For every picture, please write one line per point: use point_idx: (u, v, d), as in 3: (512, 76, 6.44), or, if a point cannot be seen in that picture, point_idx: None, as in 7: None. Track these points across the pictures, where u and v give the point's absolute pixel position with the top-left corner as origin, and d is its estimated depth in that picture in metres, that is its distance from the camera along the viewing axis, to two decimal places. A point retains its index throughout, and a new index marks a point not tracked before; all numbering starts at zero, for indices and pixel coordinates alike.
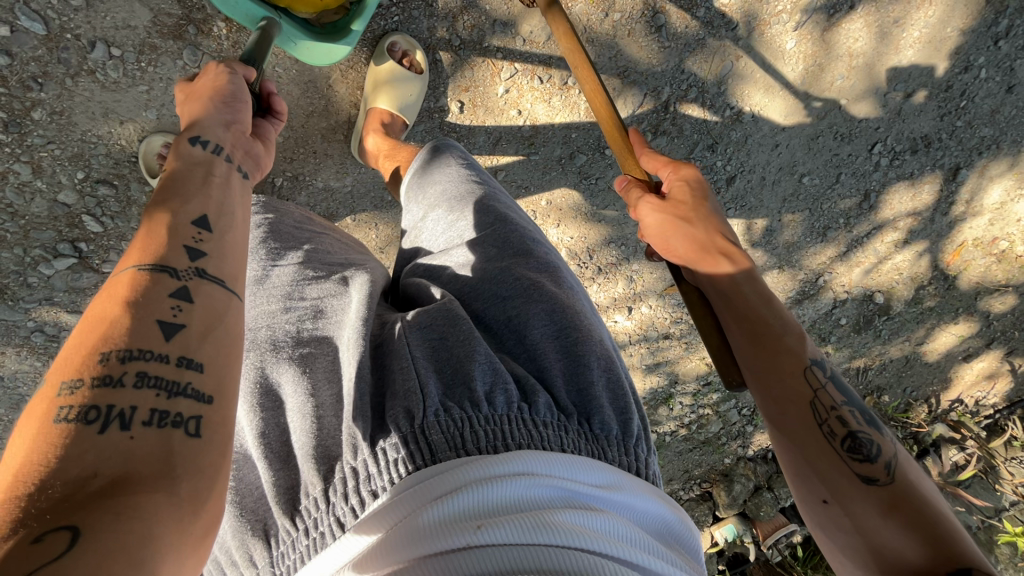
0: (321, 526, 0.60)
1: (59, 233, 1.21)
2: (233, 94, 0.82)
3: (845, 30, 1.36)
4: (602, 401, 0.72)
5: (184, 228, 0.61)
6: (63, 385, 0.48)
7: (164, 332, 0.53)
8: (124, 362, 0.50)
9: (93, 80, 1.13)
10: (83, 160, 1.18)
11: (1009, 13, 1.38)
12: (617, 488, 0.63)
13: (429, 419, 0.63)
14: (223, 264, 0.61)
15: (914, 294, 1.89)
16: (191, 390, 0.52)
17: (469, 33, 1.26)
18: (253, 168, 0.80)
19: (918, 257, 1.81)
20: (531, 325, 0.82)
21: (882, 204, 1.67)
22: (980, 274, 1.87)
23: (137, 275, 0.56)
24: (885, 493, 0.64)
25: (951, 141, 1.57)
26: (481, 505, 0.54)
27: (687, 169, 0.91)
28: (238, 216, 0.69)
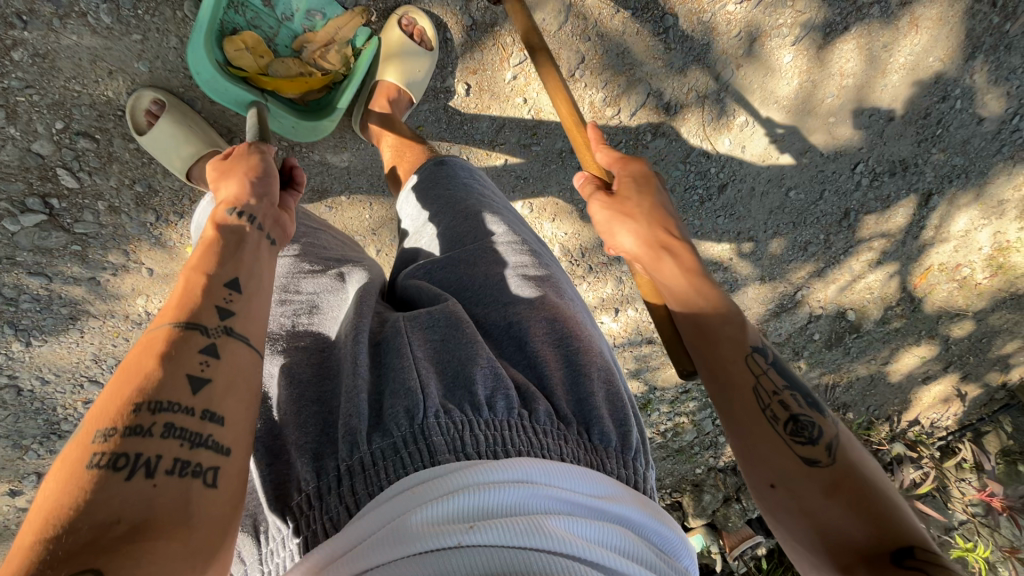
0: (314, 524, 0.56)
1: (29, 186, 1.14)
2: (264, 168, 0.85)
3: (839, 50, 1.39)
4: (601, 412, 0.69)
5: (215, 290, 0.64)
6: (97, 432, 0.50)
7: (190, 386, 0.55)
8: (154, 413, 0.52)
9: (83, 23, 1.06)
10: (64, 109, 1.11)
11: (985, 49, 1.45)
12: (617, 501, 0.59)
13: (429, 419, 0.60)
14: (250, 321, 0.64)
15: (883, 314, 1.97)
16: (213, 443, 0.53)
17: (482, 15, 1.25)
18: (280, 237, 0.80)
19: (889, 278, 1.89)
20: (532, 332, 0.79)
21: (860, 224, 1.73)
22: (943, 298, 1.96)
23: (170, 330, 0.59)
24: (827, 474, 0.65)
25: (926, 167, 1.64)
26: (473, 510, 0.51)
27: (634, 164, 0.94)
28: (266, 279, 0.72)
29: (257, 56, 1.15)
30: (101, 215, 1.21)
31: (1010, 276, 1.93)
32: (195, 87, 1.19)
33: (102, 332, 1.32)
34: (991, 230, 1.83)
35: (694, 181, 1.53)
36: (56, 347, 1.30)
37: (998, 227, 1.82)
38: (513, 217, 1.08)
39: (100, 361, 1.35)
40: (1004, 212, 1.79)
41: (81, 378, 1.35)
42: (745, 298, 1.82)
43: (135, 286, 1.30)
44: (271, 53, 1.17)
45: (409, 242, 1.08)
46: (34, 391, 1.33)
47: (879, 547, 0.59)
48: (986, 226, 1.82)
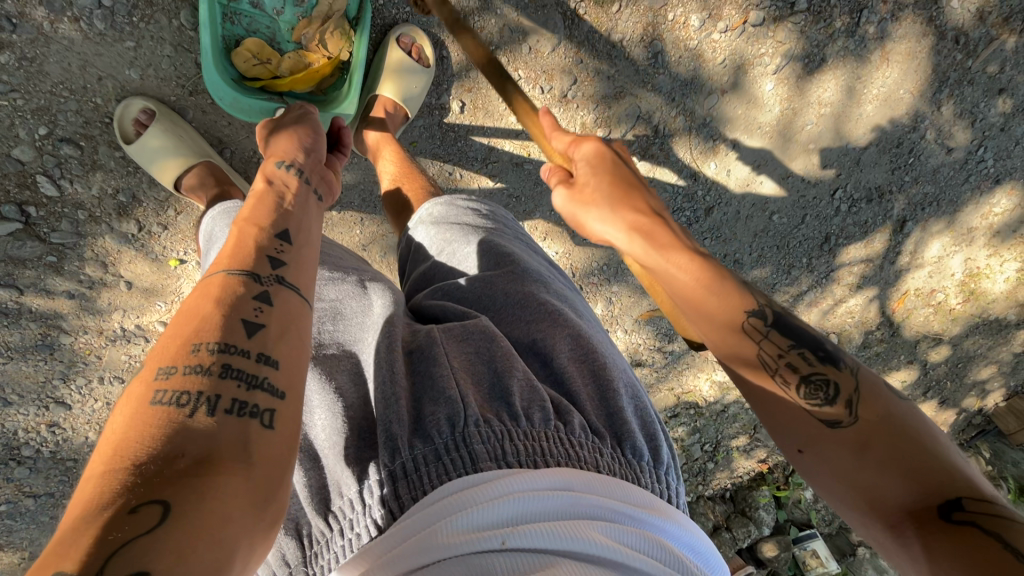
0: (358, 527, 0.56)
1: (6, 193, 1.11)
2: (313, 126, 0.96)
3: (818, 80, 1.44)
4: (633, 426, 0.66)
5: (268, 242, 0.69)
6: (160, 370, 0.54)
7: (246, 330, 0.59)
8: (214, 354, 0.56)
9: (75, 29, 1.05)
10: (48, 115, 1.09)
11: (951, 82, 1.53)
12: (658, 514, 0.56)
13: (470, 427, 0.58)
14: (298, 274, 0.69)
15: (864, 338, 2.03)
16: (268, 385, 0.57)
17: (479, 35, 1.29)
18: (326, 191, 0.90)
19: (868, 302, 1.95)
20: (556, 348, 0.76)
21: (840, 249, 1.78)
22: (920, 323, 2.01)
23: (226, 277, 0.64)
24: (854, 433, 0.63)
25: (900, 194, 1.71)
26: (516, 515, 0.50)
27: (586, 142, 0.89)
28: (314, 233, 0.78)
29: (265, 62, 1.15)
30: (80, 224, 1.18)
31: (982, 302, 1.98)
32: (187, 96, 1.18)
33: (73, 351, 1.27)
34: (962, 256, 1.88)
35: (681, 203, 1.57)
36: (22, 366, 1.25)
37: (970, 254, 1.88)
38: (528, 246, 1.05)
39: (68, 381, 1.29)
40: (974, 239, 1.85)
41: (47, 400, 1.29)
42: None
43: (112, 300, 1.26)
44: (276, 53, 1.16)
45: (421, 267, 1.05)
46: None
47: (928, 501, 0.57)
48: (959, 253, 1.88)
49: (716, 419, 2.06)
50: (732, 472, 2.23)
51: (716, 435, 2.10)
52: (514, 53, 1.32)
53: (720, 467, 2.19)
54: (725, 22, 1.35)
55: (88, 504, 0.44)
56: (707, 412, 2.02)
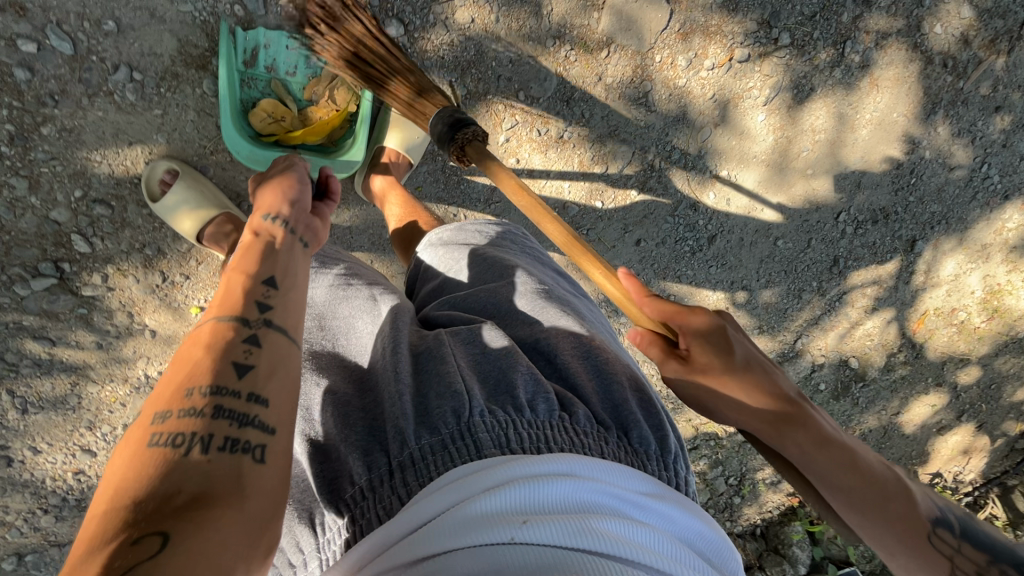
0: (369, 514, 0.56)
1: (43, 251, 1.20)
2: (298, 179, 0.97)
3: (809, 109, 1.48)
4: (637, 416, 0.68)
5: (255, 287, 0.74)
6: (155, 414, 0.57)
7: (237, 372, 0.62)
8: (206, 396, 0.59)
9: (110, 101, 1.15)
10: (83, 179, 1.18)
11: (942, 104, 1.57)
12: (663, 502, 0.58)
13: (475, 417, 0.60)
14: (286, 316, 0.72)
15: (887, 361, 1.99)
16: (259, 423, 0.59)
17: (475, 85, 1.35)
18: (312, 240, 0.92)
19: (886, 324, 1.93)
20: (560, 346, 0.78)
21: (850, 271, 1.78)
22: (945, 344, 1.97)
23: (217, 325, 0.67)
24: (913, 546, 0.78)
25: (906, 214, 1.73)
26: (524, 505, 0.51)
27: (692, 315, 0.84)
28: (301, 276, 0.82)
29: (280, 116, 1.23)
30: (109, 277, 1.26)
31: (1007, 319, 1.93)
32: (207, 155, 1.27)
33: (99, 399, 1.33)
34: (980, 274, 1.86)
35: (684, 233, 1.60)
36: (52, 415, 1.30)
37: (988, 271, 1.85)
38: (531, 258, 1.07)
39: (94, 429, 1.34)
40: (989, 255, 1.83)
41: (74, 447, 1.34)
42: None
43: (137, 348, 1.32)
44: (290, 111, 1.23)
45: (430, 284, 1.08)
46: (26, 461, 1.32)
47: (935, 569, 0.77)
48: (976, 270, 1.85)
49: (738, 450, 2.01)
50: (760, 506, 2.14)
51: (740, 468, 2.04)
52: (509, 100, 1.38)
53: (747, 501, 2.10)
54: (711, 60, 1.41)
55: (95, 538, 0.47)
56: (729, 442, 1.99)
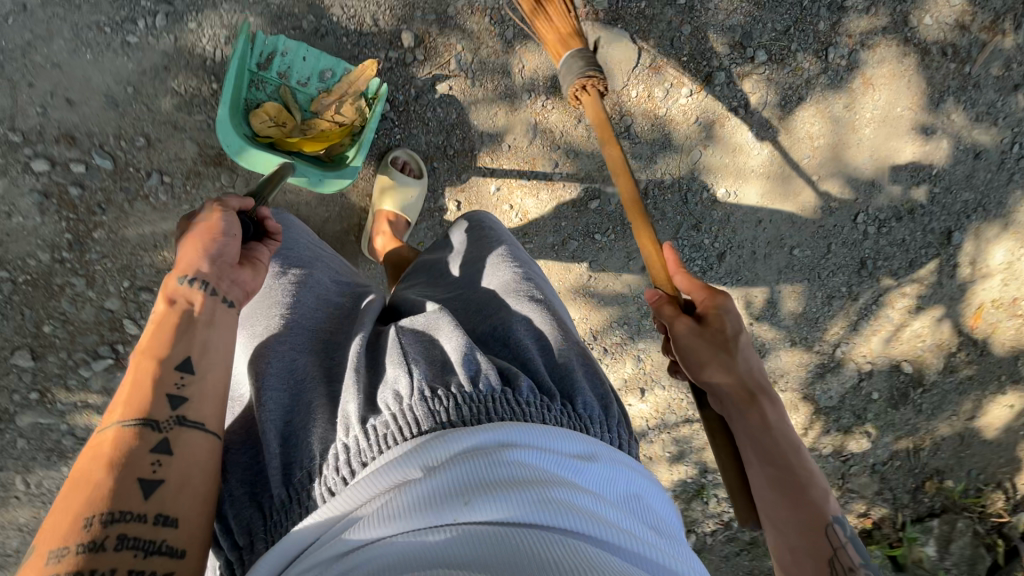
0: (316, 493, 0.68)
1: (101, 336, 1.38)
2: (222, 227, 0.92)
3: (799, 118, 1.48)
4: (580, 387, 0.81)
5: (167, 378, 0.77)
6: (51, 553, 0.60)
7: (143, 490, 0.67)
8: (106, 525, 0.63)
9: (146, 203, 1.33)
10: (129, 271, 1.36)
11: (952, 92, 1.52)
12: (597, 461, 0.70)
13: (415, 398, 0.72)
14: (200, 408, 0.77)
15: (946, 362, 1.85)
16: (167, 547, 0.66)
17: (461, 143, 1.37)
18: (238, 296, 0.91)
19: (937, 323, 1.80)
20: (514, 327, 0.93)
21: (881, 271, 1.71)
22: (1011, 336, 1.81)
23: (122, 435, 0.71)
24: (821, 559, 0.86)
25: (935, 207, 1.65)
26: (468, 480, 0.61)
27: (720, 296, 0.99)
28: (222, 351, 0.84)
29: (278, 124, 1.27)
30: None
31: None
32: None
33: None
34: None
35: (692, 254, 1.60)
36: None
37: None
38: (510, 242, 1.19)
39: None
40: None
41: None
42: (780, 364, 1.76)
43: None
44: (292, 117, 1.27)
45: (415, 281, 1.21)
46: None
47: None
48: None
49: None
50: None
51: None
52: (496, 152, 1.36)
53: None
54: (688, 88, 1.45)
55: None
56: None
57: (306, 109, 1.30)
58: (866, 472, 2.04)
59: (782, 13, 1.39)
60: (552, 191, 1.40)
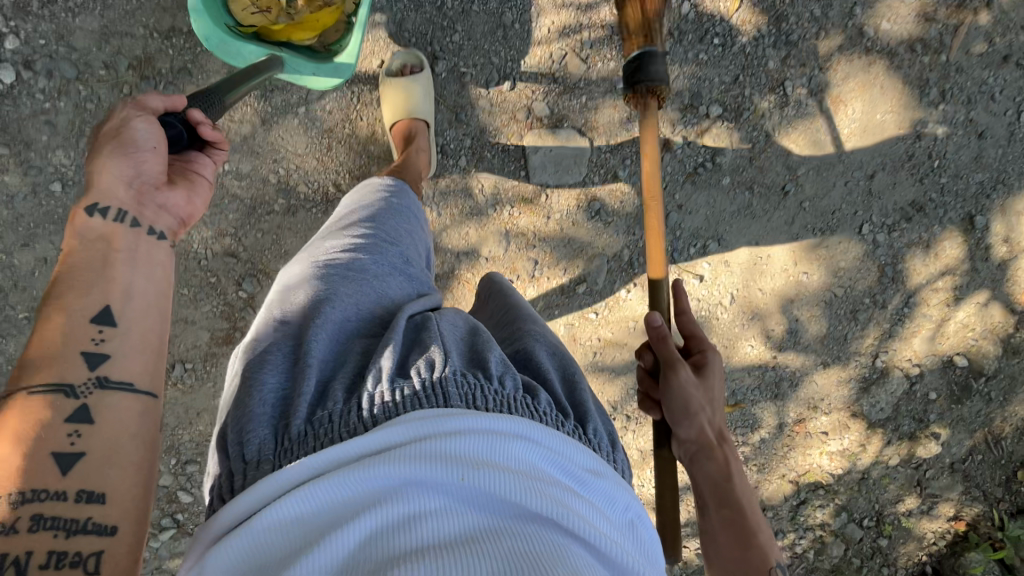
0: (333, 433, 0.66)
1: (162, 510, 1.40)
2: (136, 143, 0.81)
3: (773, 152, 1.46)
4: (594, 414, 0.78)
5: (83, 333, 0.72)
6: None
7: (59, 465, 0.65)
8: (18, 507, 0.62)
9: (176, 388, 1.37)
10: (175, 449, 1.39)
11: (933, 83, 1.45)
12: (604, 477, 0.68)
13: (448, 374, 0.71)
14: (123, 366, 0.73)
15: (1006, 347, 1.71)
16: (92, 525, 0.65)
17: (440, 268, 1.41)
18: (169, 222, 0.84)
19: (984, 308, 1.68)
20: (536, 351, 0.89)
21: (906, 273, 1.62)
22: None
23: (34, 402, 0.67)
24: None
25: (947, 197, 1.56)
26: (478, 452, 0.61)
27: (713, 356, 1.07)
28: (148, 295, 0.77)
29: (261, 11, 1.25)
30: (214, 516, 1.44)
31: None
32: None
33: None
34: None
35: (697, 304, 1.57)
36: None
37: None
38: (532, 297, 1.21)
39: None
40: None
41: None
42: (816, 388, 1.68)
43: None
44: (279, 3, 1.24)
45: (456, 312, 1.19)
46: None
47: None
48: None
49: (860, 489, 1.82)
50: (918, 540, 1.92)
51: (869, 506, 1.84)
52: (475, 265, 1.40)
53: (897, 540, 1.89)
54: None
55: None
56: (841, 485, 1.80)
57: None
58: (946, 473, 1.85)
59: (727, 67, 1.42)
60: (537, 284, 1.42)
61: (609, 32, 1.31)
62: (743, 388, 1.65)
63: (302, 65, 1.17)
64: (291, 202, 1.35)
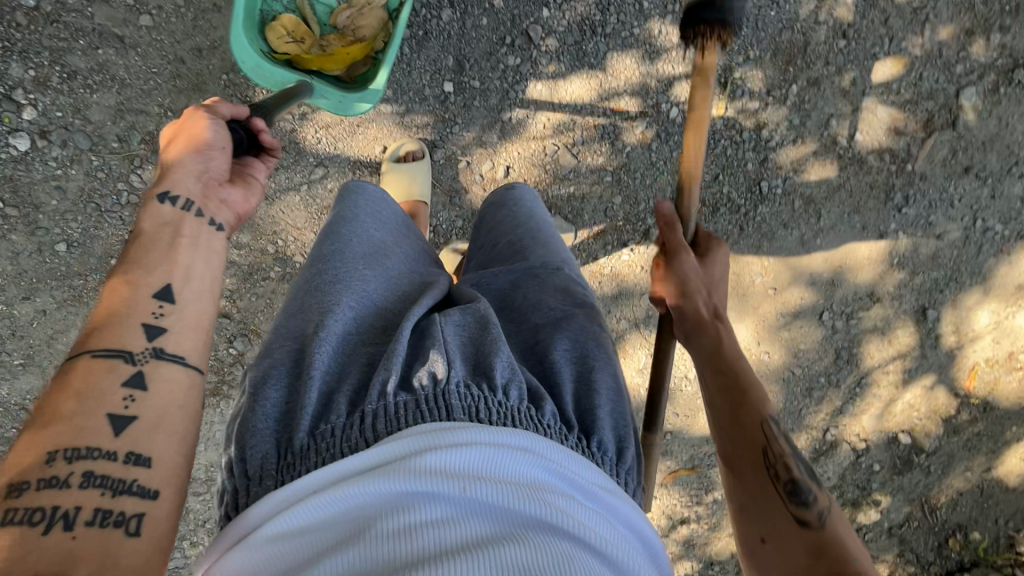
0: (333, 449, 0.68)
1: None
2: (206, 139, 0.90)
3: (744, 243, 1.56)
4: (601, 424, 0.79)
5: (146, 305, 0.76)
6: (12, 485, 0.60)
7: (114, 424, 0.67)
8: (73, 461, 0.63)
9: None
10: None
11: (899, 187, 1.56)
12: (607, 491, 0.70)
13: (450, 386, 0.73)
14: (177, 340, 0.76)
15: (947, 426, 1.82)
16: (138, 487, 0.65)
17: None
18: (226, 216, 0.90)
19: (930, 390, 1.79)
20: (556, 344, 0.90)
21: (861, 356, 1.71)
22: (1013, 391, 1.79)
23: (97, 362, 0.71)
24: (813, 537, 0.70)
25: (905, 290, 1.67)
26: (479, 467, 0.63)
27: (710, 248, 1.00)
28: (203, 277, 0.82)
29: (297, 41, 1.28)
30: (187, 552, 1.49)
31: None
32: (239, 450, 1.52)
33: None
34: None
35: None
36: None
37: None
38: (538, 218, 1.18)
39: None
40: None
41: None
42: None
43: None
44: (310, 33, 1.29)
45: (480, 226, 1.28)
46: None
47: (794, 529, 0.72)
48: (1016, 310, 1.72)
49: None
50: None
51: None
52: None
53: None
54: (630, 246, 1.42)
55: None
56: None
57: (325, 24, 1.33)
58: (883, 536, 1.90)
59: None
60: None
61: (601, 131, 1.37)
62: (702, 454, 1.74)
63: (325, 88, 1.17)
64: (286, 270, 1.38)
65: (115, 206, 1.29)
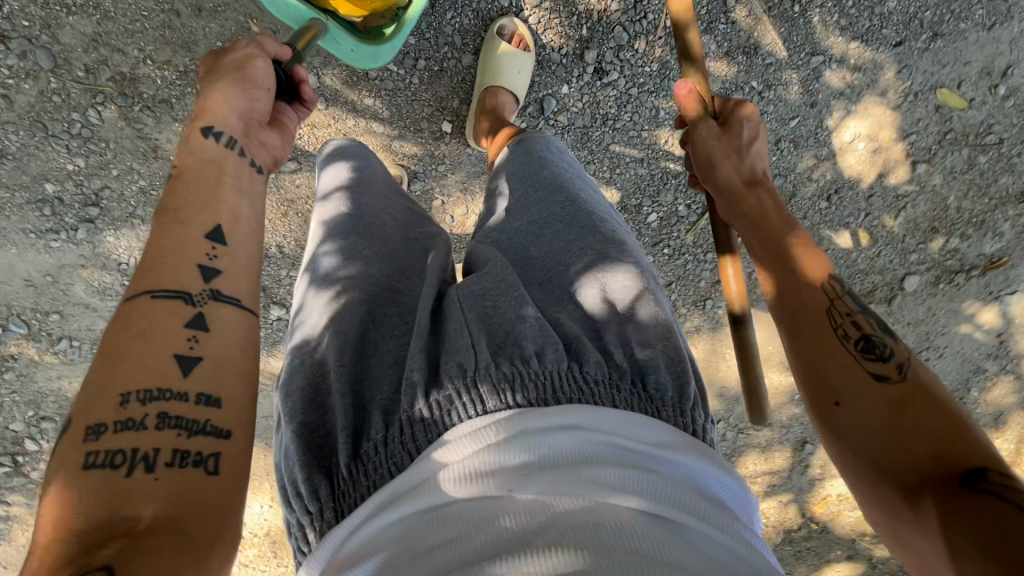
0: (381, 468, 0.63)
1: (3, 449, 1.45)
2: (249, 73, 0.88)
3: None
4: (657, 362, 0.72)
5: (198, 245, 0.74)
6: (88, 430, 0.59)
7: (181, 364, 0.65)
8: (146, 404, 0.62)
9: (57, 357, 1.37)
10: (36, 403, 1.41)
11: None
12: (674, 448, 0.64)
13: (480, 371, 0.66)
14: (232, 280, 0.74)
15: (784, 535, 2.02)
16: (211, 426, 0.64)
17: None
18: (263, 158, 0.90)
19: (784, 505, 1.95)
20: (593, 281, 0.82)
21: (738, 464, 1.87)
22: (850, 522, 1.98)
23: (154, 304, 0.68)
24: (897, 391, 0.69)
25: (795, 421, 1.82)
26: (526, 462, 0.58)
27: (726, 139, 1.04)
28: (250, 218, 0.81)
29: None
30: None
31: None
32: None
33: None
34: None
35: None
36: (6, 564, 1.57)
37: None
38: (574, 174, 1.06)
39: None
40: None
41: None
42: None
43: None
44: None
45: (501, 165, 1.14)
46: None
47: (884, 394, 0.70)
48: None
49: None
50: None
51: None
52: None
53: None
54: None
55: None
56: None
57: None
58: None
59: (665, 271, 1.46)
60: None
61: None
62: None
63: None
64: None
65: (63, 133, 1.21)
